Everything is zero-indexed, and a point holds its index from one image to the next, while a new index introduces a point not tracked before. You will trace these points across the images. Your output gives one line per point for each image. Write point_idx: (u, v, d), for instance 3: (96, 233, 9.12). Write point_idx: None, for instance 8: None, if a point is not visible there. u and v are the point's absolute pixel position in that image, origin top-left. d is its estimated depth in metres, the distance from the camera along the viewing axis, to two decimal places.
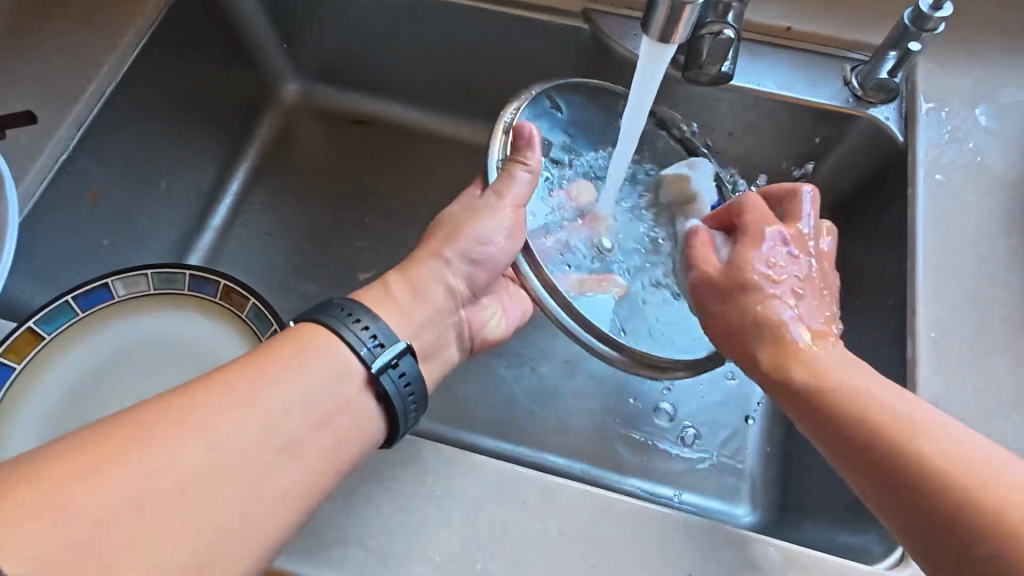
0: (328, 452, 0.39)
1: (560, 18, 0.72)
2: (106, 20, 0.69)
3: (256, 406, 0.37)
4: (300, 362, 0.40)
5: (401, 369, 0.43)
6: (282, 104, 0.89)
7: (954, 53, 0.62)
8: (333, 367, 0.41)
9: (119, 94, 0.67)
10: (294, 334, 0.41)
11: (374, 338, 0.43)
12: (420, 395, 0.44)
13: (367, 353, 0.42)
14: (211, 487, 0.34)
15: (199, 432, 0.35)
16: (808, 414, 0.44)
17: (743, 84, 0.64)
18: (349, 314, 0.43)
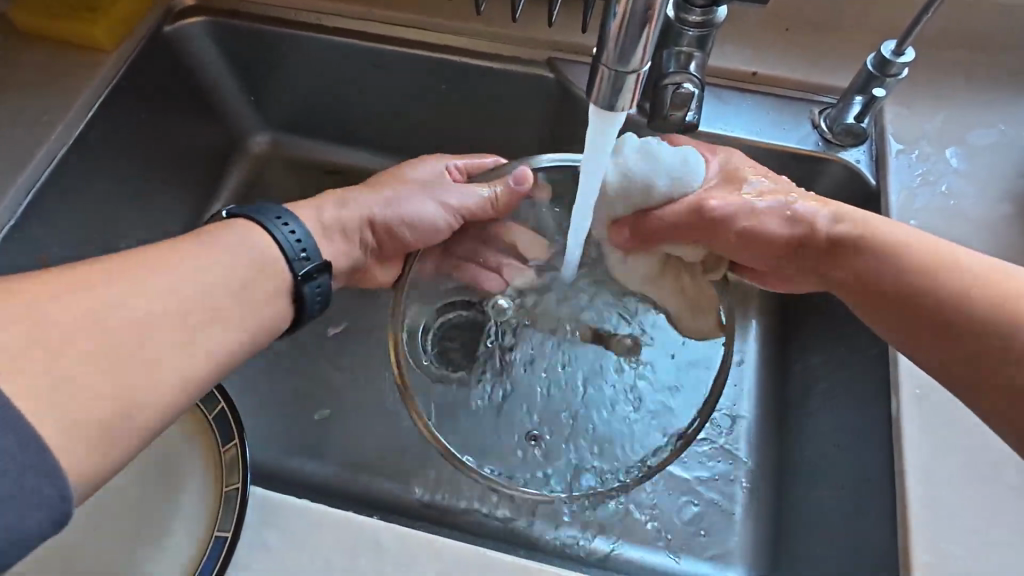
0: (247, 326, 0.44)
1: (525, 68, 0.72)
2: (60, 82, 0.68)
3: (183, 273, 0.41)
4: (221, 242, 0.45)
5: (319, 280, 0.49)
6: (250, 155, 0.87)
7: (920, 96, 0.62)
8: (258, 241, 0.47)
9: (72, 156, 0.66)
10: (227, 227, 0.46)
11: (299, 243, 0.49)
12: (325, 293, 0.50)
13: (292, 258, 0.48)
14: (160, 335, 0.39)
15: (155, 283, 0.40)
16: (873, 298, 0.45)
17: (711, 130, 0.63)
18: (279, 218, 0.49)
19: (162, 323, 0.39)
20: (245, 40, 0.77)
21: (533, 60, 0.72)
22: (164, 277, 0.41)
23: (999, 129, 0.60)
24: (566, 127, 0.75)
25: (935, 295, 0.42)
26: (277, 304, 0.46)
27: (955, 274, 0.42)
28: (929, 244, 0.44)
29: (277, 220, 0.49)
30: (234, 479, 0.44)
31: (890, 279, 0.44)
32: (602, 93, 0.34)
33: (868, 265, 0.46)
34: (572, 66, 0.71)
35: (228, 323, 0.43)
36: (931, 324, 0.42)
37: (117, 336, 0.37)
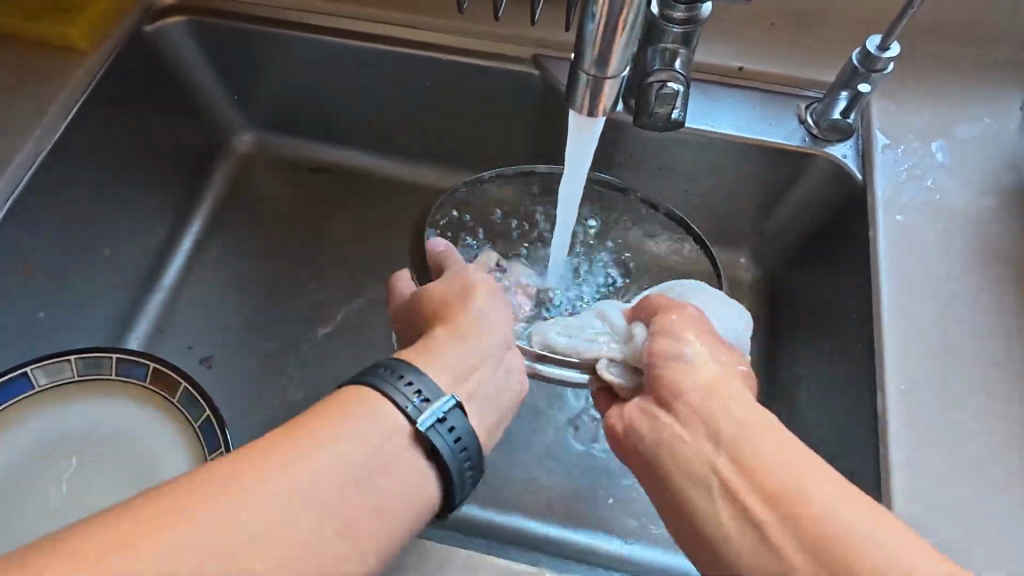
0: (383, 522, 0.33)
1: (511, 65, 0.71)
2: (38, 84, 0.67)
3: (309, 475, 0.31)
4: (346, 422, 0.34)
5: (452, 425, 0.37)
6: (235, 155, 0.86)
7: (906, 90, 0.62)
8: (378, 419, 0.35)
9: (52, 160, 0.65)
10: (344, 398, 0.35)
11: (420, 394, 0.37)
12: (475, 461, 0.38)
13: (413, 410, 0.36)
14: (258, 559, 0.29)
15: (262, 479, 0.30)
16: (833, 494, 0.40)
17: (698, 126, 0.62)
18: (400, 373, 0.37)
19: (317, 532, 0.30)
20: (226, 39, 0.76)
21: (518, 57, 0.72)
22: (315, 462, 0.32)
23: (984, 122, 0.60)
24: (553, 124, 0.75)
25: (874, 516, 0.32)
26: (415, 471, 0.35)
27: (897, 531, 0.32)
28: (800, 463, 0.35)
29: (388, 367, 0.37)
30: None
31: (711, 531, 0.36)
32: (581, 96, 0.34)
33: (818, 520, 0.32)
34: (557, 64, 0.71)
35: (363, 508, 0.32)
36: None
37: (236, 542, 0.28)
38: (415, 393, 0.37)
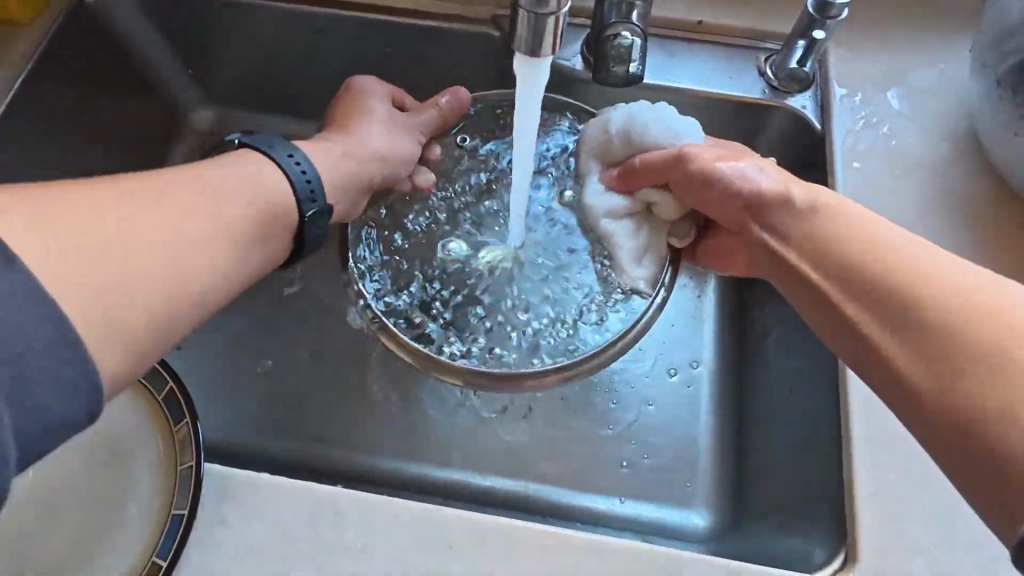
0: (260, 269, 0.43)
1: (470, 26, 0.70)
2: None
3: (190, 218, 0.38)
4: (253, 173, 0.44)
5: (314, 182, 0.47)
6: (193, 133, 0.84)
7: (863, 39, 0.63)
8: (272, 174, 0.45)
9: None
10: (243, 157, 0.44)
11: (306, 176, 0.46)
12: (323, 207, 0.47)
13: (299, 184, 0.46)
14: (156, 309, 0.35)
15: (190, 226, 0.38)
16: (851, 294, 0.40)
17: (658, 82, 0.62)
18: (288, 153, 0.47)
19: (180, 253, 0.37)
20: (175, 9, 0.73)
21: (477, 19, 0.70)
22: (200, 217, 0.39)
23: (938, 67, 0.61)
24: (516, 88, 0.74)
25: (902, 307, 0.37)
26: (257, 227, 0.42)
27: (967, 310, 0.35)
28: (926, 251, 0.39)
29: (281, 150, 0.46)
30: (188, 458, 0.44)
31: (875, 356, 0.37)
32: (524, 38, 0.34)
33: (937, 294, 0.36)
34: None
35: (244, 271, 0.41)
36: (917, 412, 0.35)
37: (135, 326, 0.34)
38: (306, 181, 0.46)
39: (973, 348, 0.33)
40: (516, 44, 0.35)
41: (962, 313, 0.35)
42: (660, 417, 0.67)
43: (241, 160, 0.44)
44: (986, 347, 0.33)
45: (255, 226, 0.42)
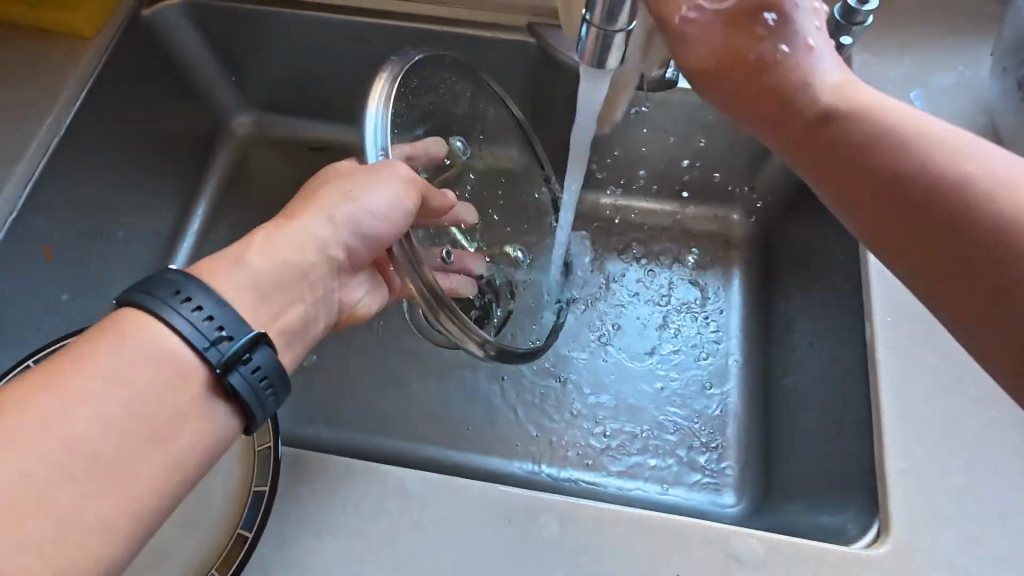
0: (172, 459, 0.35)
1: (505, 33, 0.73)
2: (42, 72, 0.67)
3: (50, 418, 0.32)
4: (114, 358, 0.34)
5: (253, 361, 0.38)
6: (235, 137, 0.87)
7: (885, 43, 0.66)
8: (154, 350, 0.35)
9: (65, 147, 0.66)
10: (119, 329, 0.35)
11: (211, 322, 0.37)
12: (278, 386, 0.40)
13: (207, 345, 0.36)
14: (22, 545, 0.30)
15: (28, 441, 0.31)
16: (808, 157, 0.42)
17: (694, 87, 0.70)
18: (182, 296, 0.37)
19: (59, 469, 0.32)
20: (223, 19, 0.77)
21: (512, 27, 0.74)
22: (31, 436, 0.31)
23: (958, 70, 0.64)
24: (547, 92, 0.77)
25: (886, 156, 0.38)
26: (201, 407, 0.36)
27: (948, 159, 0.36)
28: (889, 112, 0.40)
29: (173, 294, 0.36)
30: (267, 439, 0.46)
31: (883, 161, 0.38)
32: (589, 47, 0.39)
33: (888, 151, 0.38)
34: (553, 31, 0.73)
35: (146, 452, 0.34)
36: (938, 264, 0.36)
37: None
38: (211, 325, 0.37)
39: (952, 182, 0.35)
40: (581, 53, 0.40)
41: (934, 162, 0.36)
42: (687, 401, 0.73)
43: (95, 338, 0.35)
44: (961, 194, 0.35)
45: (206, 457, 0.37)
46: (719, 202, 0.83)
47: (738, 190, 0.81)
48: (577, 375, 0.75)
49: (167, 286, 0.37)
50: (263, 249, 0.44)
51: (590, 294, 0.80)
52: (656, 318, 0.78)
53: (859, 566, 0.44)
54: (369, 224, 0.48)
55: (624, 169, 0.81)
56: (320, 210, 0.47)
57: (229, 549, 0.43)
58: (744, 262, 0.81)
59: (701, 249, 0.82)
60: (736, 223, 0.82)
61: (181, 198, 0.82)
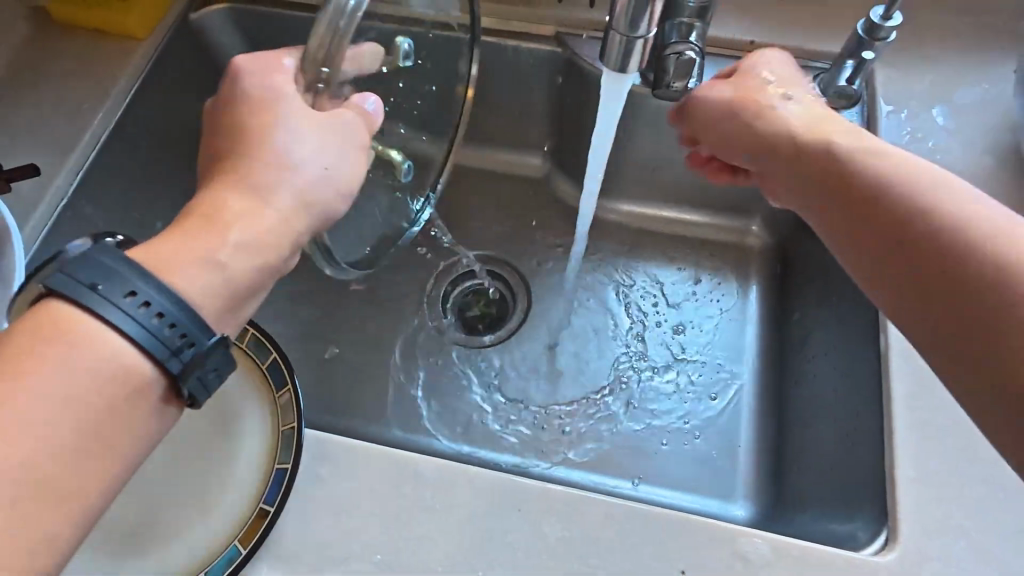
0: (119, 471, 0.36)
1: (534, 43, 0.76)
2: (94, 68, 0.70)
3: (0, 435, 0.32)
4: (66, 368, 0.33)
5: (212, 363, 0.37)
6: None
7: (909, 59, 0.66)
8: (106, 358, 0.34)
9: (114, 140, 0.68)
10: (64, 335, 0.34)
11: (167, 325, 0.35)
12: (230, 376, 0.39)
13: (163, 351, 0.35)
14: None
15: None
16: (846, 214, 0.45)
17: None
18: (133, 296, 0.35)
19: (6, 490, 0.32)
20: None
21: (541, 36, 0.76)
22: None
23: (983, 87, 0.64)
24: (571, 100, 0.80)
25: (910, 222, 0.41)
26: (154, 412, 0.36)
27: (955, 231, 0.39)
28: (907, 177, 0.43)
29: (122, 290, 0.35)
30: (290, 419, 0.49)
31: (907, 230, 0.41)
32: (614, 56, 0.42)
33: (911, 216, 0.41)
34: (580, 41, 0.75)
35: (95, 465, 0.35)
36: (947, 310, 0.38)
37: None
38: (165, 323, 0.35)
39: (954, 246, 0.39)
40: (603, 59, 0.43)
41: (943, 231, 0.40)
42: (691, 410, 0.74)
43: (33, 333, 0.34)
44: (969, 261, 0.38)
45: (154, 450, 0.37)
46: (737, 213, 0.85)
47: (756, 202, 0.83)
48: (592, 378, 0.78)
49: (111, 279, 0.35)
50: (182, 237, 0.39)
51: (604, 301, 0.83)
52: (669, 326, 0.81)
53: (863, 571, 0.44)
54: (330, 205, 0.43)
55: (644, 178, 0.85)
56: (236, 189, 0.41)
57: (252, 522, 0.45)
58: (760, 275, 0.82)
59: (720, 260, 0.85)
60: (754, 234, 0.84)
61: None
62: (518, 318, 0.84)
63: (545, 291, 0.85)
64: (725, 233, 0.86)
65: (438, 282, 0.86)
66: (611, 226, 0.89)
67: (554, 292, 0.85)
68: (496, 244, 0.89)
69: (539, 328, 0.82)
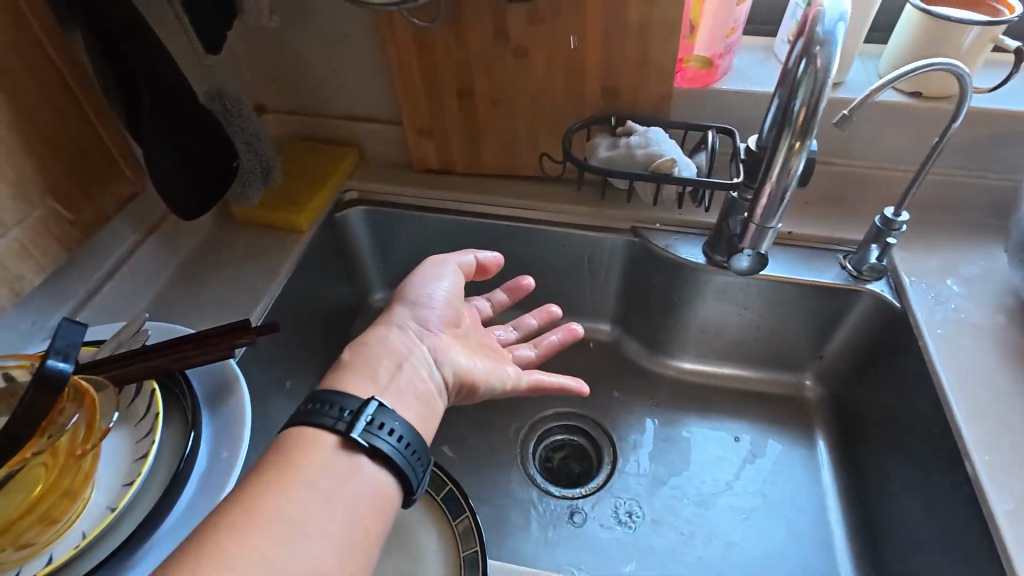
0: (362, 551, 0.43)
1: (614, 235, 0.92)
2: (263, 255, 0.85)
3: (286, 546, 0.40)
4: (313, 476, 0.44)
5: (402, 435, 0.49)
6: (370, 310, 1.05)
7: (916, 243, 0.85)
8: (338, 461, 0.46)
9: (274, 308, 0.81)
10: (300, 447, 0.46)
11: (382, 427, 0.48)
12: (424, 455, 0.50)
13: (375, 439, 0.47)
14: None
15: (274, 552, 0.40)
16: None
17: (774, 274, 0.86)
18: (374, 420, 0.48)
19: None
20: (385, 221, 0.98)
21: (618, 227, 0.93)
22: (275, 556, 0.39)
23: (979, 264, 0.82)
24: (641, 280, 0.96)
25: None
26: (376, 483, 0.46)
27: None
28: None
29: (309, 402, 0.49)
30: (471, 544, 0.54)
31: None
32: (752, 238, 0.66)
33: None
34: (654, 232, 0.92)
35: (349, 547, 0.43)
36: None
37: None
38: (343, 410, 0.48)
39: None
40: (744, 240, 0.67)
41: None
42: (779, 559, 0.81)
43: (259, 457, 0.46)
44: None
45: (368, 506, 0.45)
46: (789, 370, 0.97)
47: (806, 360, 0.95)
48: (687, 530, 0.84)
49: (303, 401, 0.49)
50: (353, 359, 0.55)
51: (689, 451, 0.92)
52: (747, 475, 0.89)
53: None
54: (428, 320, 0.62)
55: (707, 341, 0.98)
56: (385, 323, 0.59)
57: None
58: (821, 425, 0.92)
59: (781, 413, 0.95)
60: (809, 387, 0.96)
61: (329, 361, 0.97)
62: (605, 470, 0.92)
63: (634, 445, 0.94)
64: (781, 387, 0.97)
65: (529, 434, 0.95)
66: (677, 384, 1.00)
67: (644, 445, 0.94)
68: (575, 402, 0.99)
69: (631, 480, 0.90)
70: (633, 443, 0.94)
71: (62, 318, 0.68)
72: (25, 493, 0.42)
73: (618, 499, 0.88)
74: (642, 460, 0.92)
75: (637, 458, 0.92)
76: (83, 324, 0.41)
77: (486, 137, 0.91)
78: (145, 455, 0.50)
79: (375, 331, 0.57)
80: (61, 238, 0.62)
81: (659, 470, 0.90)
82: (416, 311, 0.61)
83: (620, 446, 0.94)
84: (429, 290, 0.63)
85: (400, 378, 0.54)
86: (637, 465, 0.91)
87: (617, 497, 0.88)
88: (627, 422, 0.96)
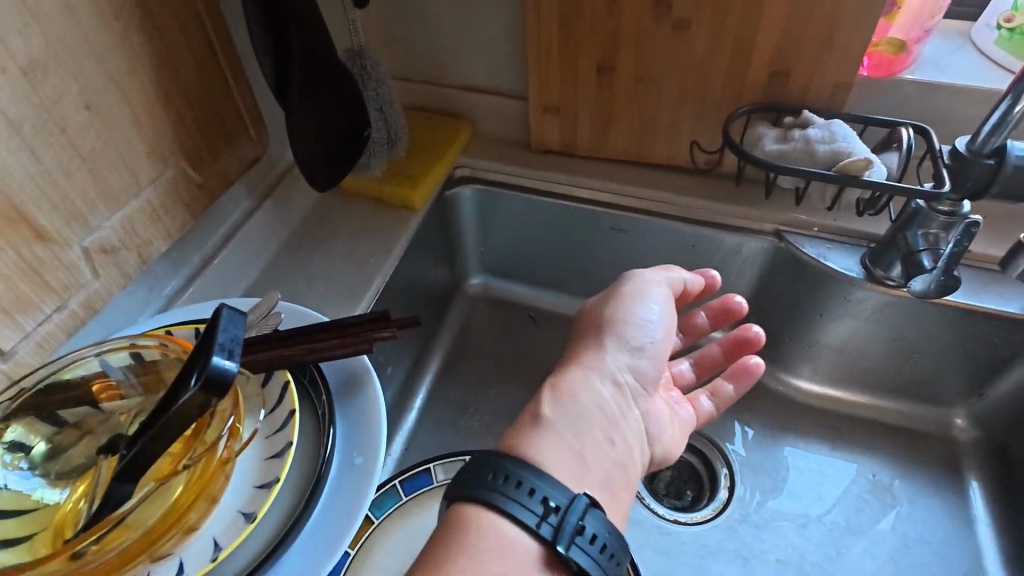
0: None
1: (756, 239, 0.81)
2: (375, 232, 0.79)
3: None
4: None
5: (601, 542, 0.46)
6: (466, 296, 0.99)
7: None
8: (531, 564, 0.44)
9: (387, 289, 0.75)
10: (491, 536, 0.44)
11: (583, 533, 0.46)
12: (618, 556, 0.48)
13: (575, 546, 0.45)
14: None
15: None
16: None
17: (961, 300, 0.75)
18: (578, 526, 0.46)
19: None
20: (495, 202, 0.90)
21: (760, 230, 0.82)
22: None
23: None
24: (775, 290, 0.85)
25: None
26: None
27: None
28: None
29: (504, 478, 0.46)
30: None
31: None
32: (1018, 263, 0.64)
33: None
34: (799, 238, 0.80)
35: None
36: None
37: None
38: (544, 502, 0.46)
39: None
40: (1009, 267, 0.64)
41: None
42: None
43: (449, 532, 0.45)
44: None
45: None
46: (937, 406, 0.86)
47: (961, 398, 0.84)
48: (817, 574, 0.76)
49: (494, 472, 0.47)
50: (570, 416, 0.55)
51: (820, 484, 0.83)
52: (888, 520, 0.80)
53: None
54: (642, 366, 0.61)
55: (844, 364, 0.86)
56: (595, 369, 0.59)
57: None
58: (975, 472, 0.81)
59: (922, 452, 0.85)
60: (960, 427, 0.84)
61: (425, 345, 0.91)
62: (717, 491, 0.84)
63: (756, 471, 0.85)
64: (925, 424, 0.86)
65: None
66: (803, 408, 0.89)
67: (768, 472, 0.85)
68: None
69: (753, 512, 0.81)
70: (748, 461, 0.86)
71: (175, 285, 0.65)
72: (170, 496, 0.39)
73: (733, 525, 0.80)
74: (758, 483, 0.84)
75: (752, 476, 0.85)
76: (243, 314, 0.36)
77: (620, 120, 0.82)
78: (283, 455, 0.45)
79: (576, 383, 0.58)
80: (189, 202, 0.57)
81: (778, 498, 0.82)
82: (629, 351, 0.60)
83: (733, 468, 0.85)
84: (641, 330, 0.61)
85: (607, 453, 0.55)
86: (753, 489, 0.83)
87: (732, 523, 0.81)
88: (736, 437, 0.88)
